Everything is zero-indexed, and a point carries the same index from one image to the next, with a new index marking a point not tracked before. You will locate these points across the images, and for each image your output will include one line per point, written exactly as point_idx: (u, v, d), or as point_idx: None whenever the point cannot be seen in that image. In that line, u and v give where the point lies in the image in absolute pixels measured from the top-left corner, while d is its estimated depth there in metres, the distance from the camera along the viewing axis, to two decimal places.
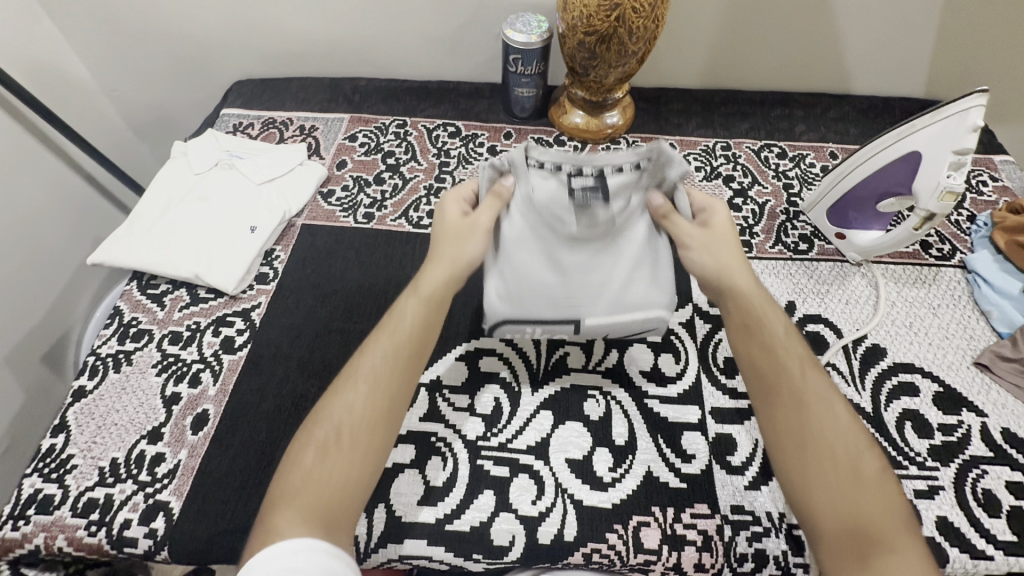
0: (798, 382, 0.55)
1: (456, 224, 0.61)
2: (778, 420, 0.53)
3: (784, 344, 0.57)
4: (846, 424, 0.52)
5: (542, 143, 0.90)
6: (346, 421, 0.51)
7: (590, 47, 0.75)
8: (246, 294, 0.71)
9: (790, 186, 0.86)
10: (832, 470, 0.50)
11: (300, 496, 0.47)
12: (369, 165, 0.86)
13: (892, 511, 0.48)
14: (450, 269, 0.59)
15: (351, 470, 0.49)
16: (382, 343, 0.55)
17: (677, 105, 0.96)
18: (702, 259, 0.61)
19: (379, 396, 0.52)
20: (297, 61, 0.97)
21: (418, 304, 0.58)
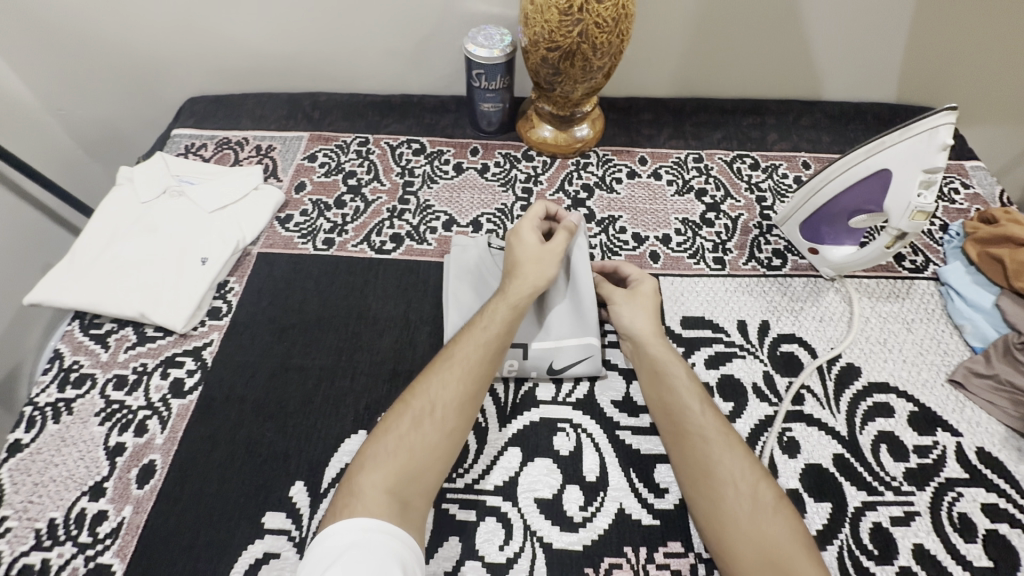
0: (695, 421, 0.56)
1: (532, 240, 0.66)
2: (685, 463, 0.55)
3: (682, 381, 0.60)
4: (741, 458, 0.54)
5: (510, 159, 0.87)
6: (439, 401, 0.55)
7: (553, 63, 0.73)
8: (197, 331, 0.67)
9: (762, 199, 0.84)
10: (735, 508, 0.51)
11: (382, 467, 0.52)
12: (329, 186, 0.82)
13: (789, 539, 0.49)
14: (539, 273, 0.64)
15: (436, 447, 0.54)
16: (473, 335, 0.60)
17: (649, 116, 0.94)
18: (618, 305, 0.65)
19: (472, 384, 0.57)
20: (252, 77, 0.93)
21: (504, 310, 0.61)
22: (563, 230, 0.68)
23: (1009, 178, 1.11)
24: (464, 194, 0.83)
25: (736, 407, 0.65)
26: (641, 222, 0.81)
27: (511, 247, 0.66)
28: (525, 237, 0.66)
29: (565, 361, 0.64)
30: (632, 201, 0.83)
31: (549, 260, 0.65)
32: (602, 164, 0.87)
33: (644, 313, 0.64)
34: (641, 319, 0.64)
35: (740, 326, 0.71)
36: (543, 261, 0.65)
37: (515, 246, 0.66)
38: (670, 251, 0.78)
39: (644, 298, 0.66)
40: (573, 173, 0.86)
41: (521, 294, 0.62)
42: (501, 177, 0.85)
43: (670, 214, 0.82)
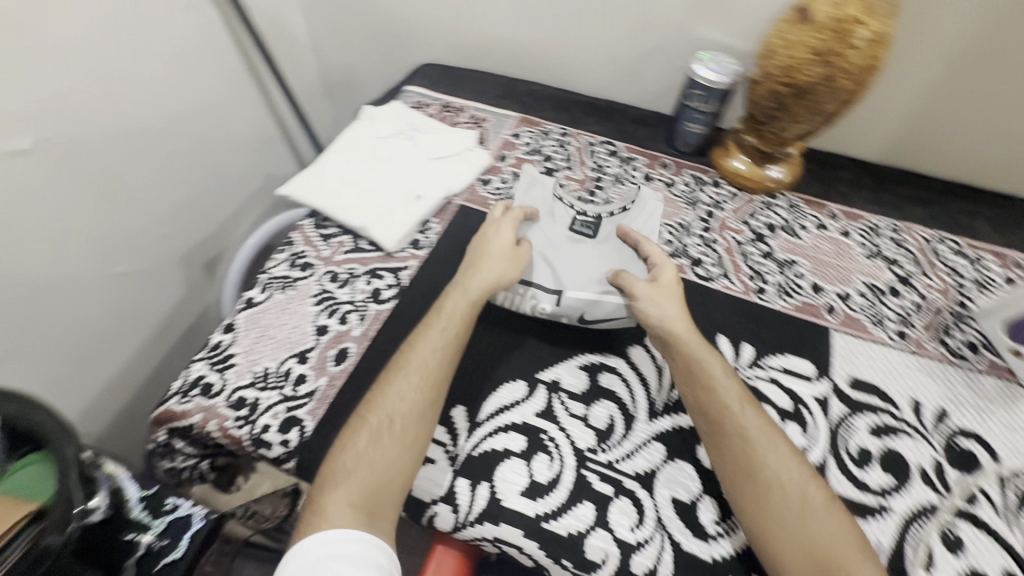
0: (736, 420, 0.58)
1: (508, 237, 0.68)
2: (728, 462, 0.56)
3: (723, 377, 0.61)
4: (790, 459, 0.56)
5: (698, 181, 0.90)
6: (395, 412, 0.56)
7: (780, 98, 0.74)
8: (400, 254, 0.76)
9: (962, 287, 0.79)
10: (787, 512, 0.54)
11: (347, 484, 0.53)
12: (528, 164, 0.90)
13: (841, 540, 0.52)
14: (505, 272, 0.65)
15: (398, 463, 0.55)
16: (429, 338, 0.61)
17: (847, 175, 0.92)
18: (641, 301, 0.65)
19: (427, 390, 0.58)
20: (481, 56, 1.04)
21: (462, 303, 0.64)
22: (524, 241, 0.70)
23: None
24: None
25: (896, 483, 0.61)
26: (822, 273, 0.79)
27: (485, 236, 0.69)
28: (500, 234, 0.69)
29: (597, 314, 0.67)
30: (815, 251, 0.82)
31: (517, 260, 0.67)
32: (789, 209, 0.87)
33: (675, 310, 0.64)
34: (669, 312, 0.64)
35: (914, 405, 0.67)
36: (508, 264, 0.66)
37: (487, 247, 0.68)
38: (848, 309, 0.76)
39: (668, 288, 0.66)
40: (758, 209, 0.86)
41: (483, 291, 0.64)
42: (687, 195, 0.87)
43: (854, 274, 0.79)
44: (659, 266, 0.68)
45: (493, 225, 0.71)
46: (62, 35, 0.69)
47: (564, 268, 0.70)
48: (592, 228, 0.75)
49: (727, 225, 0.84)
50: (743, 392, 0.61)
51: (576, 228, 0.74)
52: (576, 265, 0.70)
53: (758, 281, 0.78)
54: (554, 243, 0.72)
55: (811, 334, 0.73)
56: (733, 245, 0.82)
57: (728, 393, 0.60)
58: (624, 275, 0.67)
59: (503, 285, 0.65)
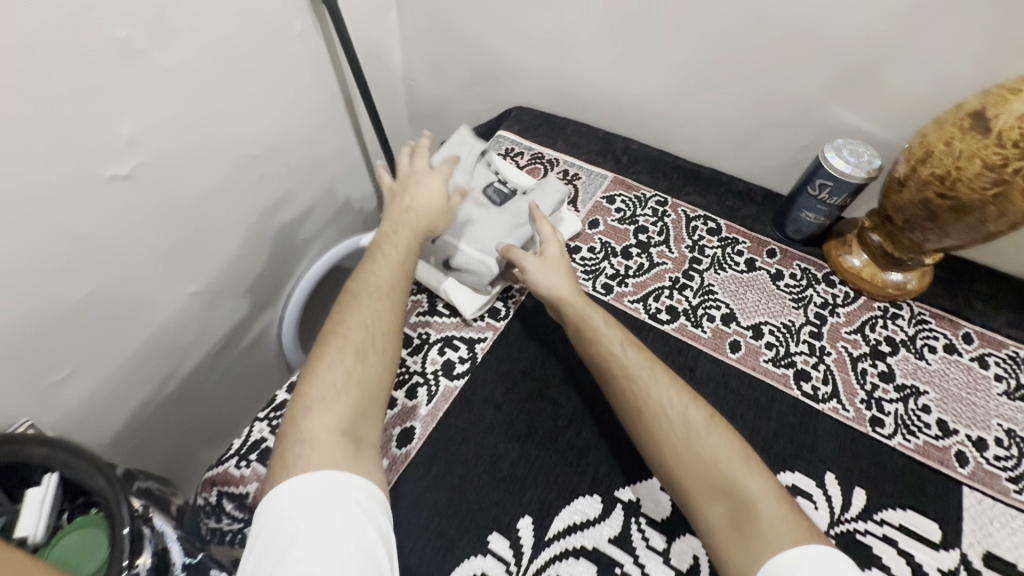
0: (619, 362, 0.60)
1: (436, 182, 0.70)
2: (626, 408, 0.58)
3: (603, 325, 0.63)
4: (673, 393, 0.57)
5: (808, 275, 0.80)
6: (370, 327, 0.59)
7: (931, 209, 0.65)
8: (476, 323, 0.71)
9: None
10: (679, 444, 0.53)
11: (335, 406, 0.52)
12: (620, 234, 0.83)
13: (733, 452, 0.52)
14: (434, 219, 0.68)
15: (377, 377, 0.56)
16: (387, 268, 0.64)
17: (986, 289, 0.80)
18: (530, 269, 0.67)
19: (392, 307, 0.61)
20: (579, 105, 0.98)
21: (410, 239, 0.66)
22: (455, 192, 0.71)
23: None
24: (751, 293, 0.78)
25: None
26: (952, 409, 0.68)
27: (416, 181, 0.70)
28: (427, 185, 0.69)
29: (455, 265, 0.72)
30: (943, 379, 0.71)
31: (440, 205, 0.69)
32: (915, 323, 0.76)
33: (563, 277, 0.67)
34: (557, 281, 0.67)
35: None
36: (436, 212, 0.68)
37: (412, 196, 0.69)
38: (984, 460, 0.65)
39: (553, 259, 0.68)
40: (877, 319, 0.76)
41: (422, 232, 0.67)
42: (795, 291, 0.78)
43: (992, 415, 0.68)
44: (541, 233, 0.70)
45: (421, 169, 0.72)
46: (176, 61, 0.68)
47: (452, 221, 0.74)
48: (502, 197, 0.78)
49: (839, 333, 0.74)
50: (625, 337, 0.63)
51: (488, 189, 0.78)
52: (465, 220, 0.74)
53: (874, 409, 0.68)
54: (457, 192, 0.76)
55: (935, 485, 0.63)
56: (846, 359, 0.72)
57: (608, 339, 0.62)
58: (513, 251, 0.69)
59: (433, 233, 0.69)
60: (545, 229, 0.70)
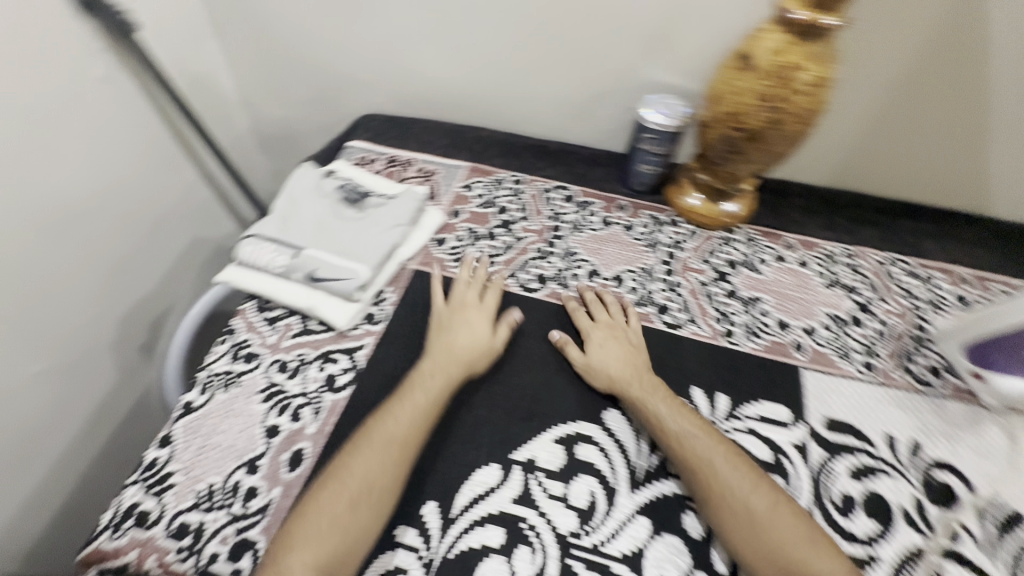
0: (688, 447, 0.60)
1: (481, 329, 0.70)
2: (695, 488, 0.59)
3: (669, 411, 0.63)
4: (732, 467, 0.59)
5: (656, 221, 0.89)
6: (373, 479, 0.56)
7: (731, 142, 0.74)
8: (353, 332, 0.71)
9: (917, 308, 0.80)
10: (745, 526, 0.56)
11: (311, 550, 0.51)
12: (482, 218, 0.87)
13: (799, 539, 0.55)
14: (469, 364, 0.66)
15: (364, 528, 0.54)
16: (401, 406, 0.61)
17: (799, 202, 0.93)
18: (590, 363, 0.68)
19: (399, 452, 0.58)
20: (423, 103, 1.00)
21: (440, 380, 0.64)
22: (505, 324, 0.72)
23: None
24: (609, 248, 0.84)
25: (881, 527, 0.60)
26: (786, 309, 0.79)
27: (463, 325, 0.69)
28: (475, 318, 0.70)
29: (324, 274, 0.70)
30: (777, 285, 0.82)
31: (484, 348, 0.68)
32: (748, 243, 0.87)
33: (615, 363, 0.68)
34: (615, 364, 0.68)
35: (887, 440, 0.67)
36: (479, 356, 0.67)
37: (459, 338, 0.68)
38: (815, 344, 0.76)
39: (601, 351, 0.69)
40: (717, 246, 0.86)
41: (457, 376, 0.65)
42: (646, 238, 0.86)
43: (817, 306, 0.80)
44: (586, 325, 0.72)
45: (470, 306, 0.72)
46: None
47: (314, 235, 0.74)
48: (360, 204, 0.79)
49: (689, 265, 0.83)
50: (696, 422, 0.63)
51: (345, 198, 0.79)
52: (327, 232, 0.74)
53: (726, 324, 0.77)
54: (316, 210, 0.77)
55: (781, 375, 0.72)
56: (697, 287, 0.81)
57: (677, 426, 0.62)
58: (568, 343, 0.71)
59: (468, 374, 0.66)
60: (584, 323, 0.73)
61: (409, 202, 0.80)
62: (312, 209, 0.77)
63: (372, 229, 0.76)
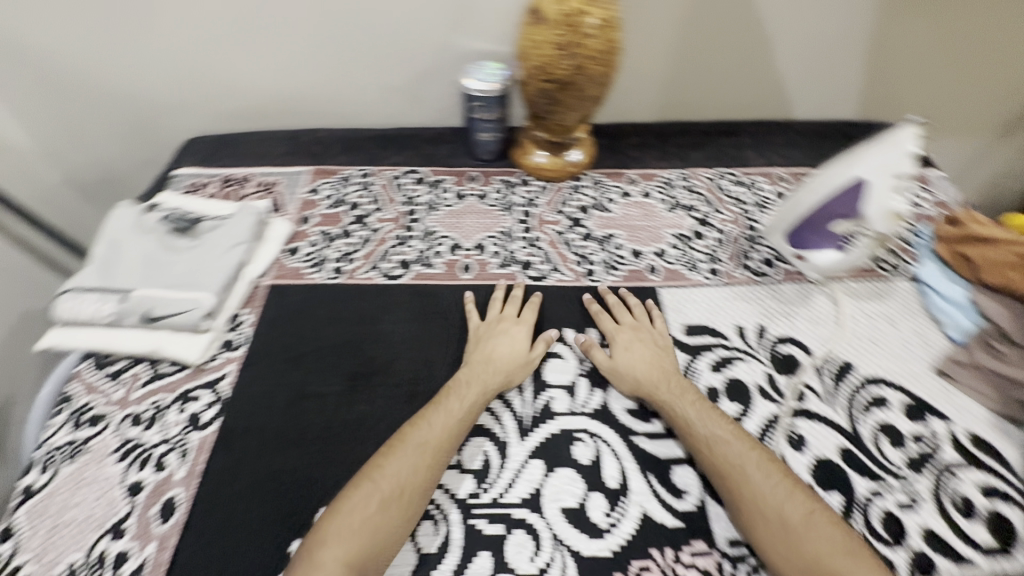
0: (712, 454, 0.59)
1: (517, 338, 0.69)
2: (722, 493, 0.58)
3: (696, 415, 0.63)
4: (764, 475, 0.57)
5: (508, 185, 0.91)
6: (407, 481, 0.56)
7: (550, 94, 0.77)
8: (211, 364, 0.67)
9: (747, 212, 0.90)
10: (774, 535, 0.54)
11: (346, 544, 0.51)
12: (334, 217, 0.84)
13: (839, 547, 0.52)
14: (508, 374, 0.66)
15: (395, 530, 0.53)
16: (442, 415, 0.61)
17: (635, 140, 0.99)
18: (614, 368, 0.68)
19: (432, 462, 0.57)
20: (250, 115, 0.95)
21: (477, 393, 0.64)
22: (543, 340, 0.71)
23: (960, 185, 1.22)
24: (467, 219, 0.86)
25: (743, 407, 0.68)
26: (638, 238, 0.85)
27: (501, 338, 0.69)
28: (516, 330, 0.70)
29: (163, 312, 0.66)
30: (626, 220, 0.87)
31: (518, 360, 0.67)
32: (596, 186, 0.92)
33: (645, 367, 0.67)
34: (642, 367, 0.67)
35: (739, 331, 0.75)
36: (519, 367, 0.67)
37: (499, 349, 0.68)
38: (666, 264, 0.82)
39: (629, 355, 0.68)
40: (568, 196, 0.90)
41: (498, 388, 0.65)
42: (501, 202, 0.89)
43: (663, 230, 0.86)
44: (609, 329, 0.72)
45: (508, 320, 0.71)
46: None
47: (145, 273, 0.68)
48: (193, 231, 0.74)
49: (545, 219, 0.87)
50: (727, 428, 0.61)
51: (175, 228, 0.74)
52: (160, 267, 0.69)
53: (586, 264, 0.81)
54: (143, 247, 0.71)
55: (641, 298, 0.78)
56: (556, 237, 0.84)
57: (701, 431, 0.61)
58: (592, 346, 0.71)
59: (507, 386, 0.67)
60: (608, 325, 0.72)
61: (247, 217, 0.76)
62: (139, 247, 0.71)
63: (211, 253, 0.72)
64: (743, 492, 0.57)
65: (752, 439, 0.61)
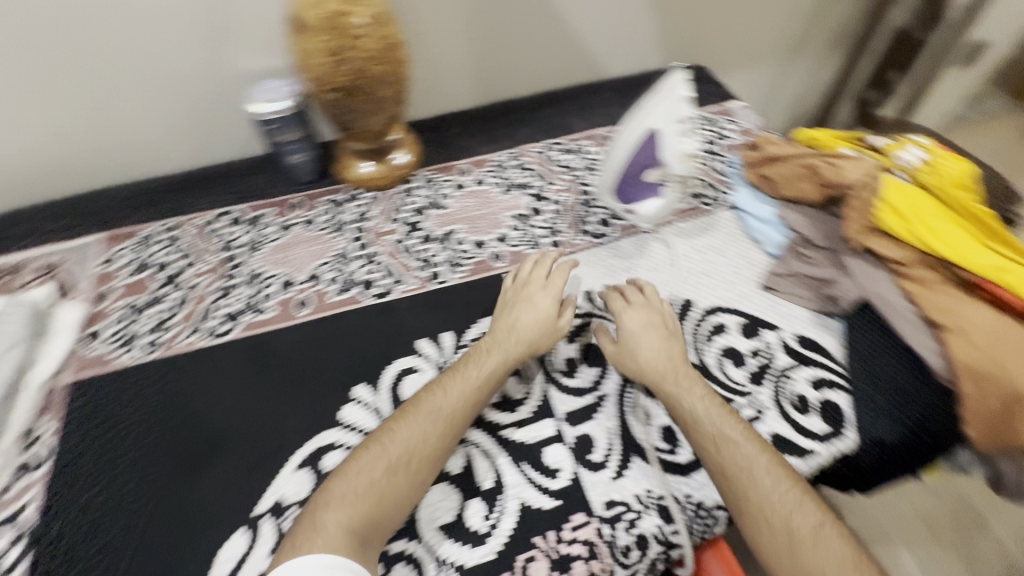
0: (717, 458, 0.58)
1: (541, 309, 0.68)
2: (726, 498, 0.57)
3: (704, 412, 0.61)
4: (774, 481, 0.56)
5: (335, 204, 0.86)
6: (417, 449, 0.57)
7: (343, 104, 0.74)
8: (7, 495, 0.57)
9: (578, 177, 0.92)
10: (782, 547, 0.53)
11: (352, 510, 0.52)
12: (139, 285, 0.75)
13: (845, 565, 0.51)
14: (532, 344, 0.66)
15: (402, 497, 0.55)
16: (460, 383, 0.62)
17: (460, 128, 0.98)
18: (620, 357, 0.67)
19: (443, 431, 0.58)
20: (12, 189, 0.81)
21: (498, 364, 0.64)
22: (568, 306, 0.71)
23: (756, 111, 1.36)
24: (296, 251, 0.80)
25: (601, 369, 0.69)
26: (478, 228, 0.84)
27: (524, 310, 0.68)
28: (540, 298, 0.69)
29: None
30: (464, 212, 0.86)
31: (544, 330, 0.67)
32: (428, 185, 0.89)
33: (649, 354, 0.66)
34: (649, 358, 0.65)
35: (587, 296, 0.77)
36: (541, 338, 0.67)
37: (519, 323, 0.67)
38: (509, 247, 0.82)
39: (634, 342, 0.67)
40: (401, 201, 0.87)
41: (520, 356, 0.65)
42: (330, 224, 0.83)
43: (502, 214, 0.86)
44: (619, 309, 0.70)
45: (536, 285, 0.71)
46: None
47: None
48: None
49: (380, 231, 0.83)
50: (737, 428, 0.59)
51: None
52: None
53: (430, 267, 0.79)
54: None
55: (490, 288, 0.77)
56: (395, 247, 0.81)
57: (706, 431, 0.59)
58: (603, 332, 0.70)
59: (533, 356, 0.67)
60: (616, 305, 0.71)
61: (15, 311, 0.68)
62: None
63: None
64: (750, 501, 0.55)
65: (762, 441, 0.59)
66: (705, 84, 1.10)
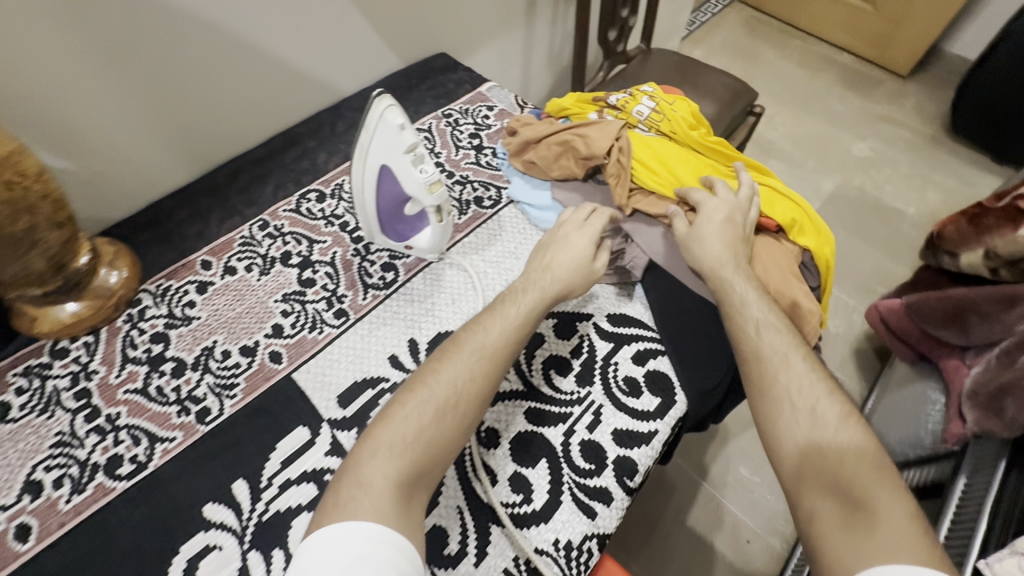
0: (754, 344, 0.59)
1: (580, 244, 0.67)
2: (750, 382, 0.58)
3: (757, 302, 0.61)
4: (807, 370, 0.56)
5: (34, 372, 0.65)
6: (464, 389, 0.54)
7: None
8: None
9: (344, 224, 0.80)
10: (801, 429, 0.53)
11: (400, 458, 0.49)
12: None
13: (861, 449, 0.51)
14: (572, 280, 0.65)
15: (449, 443, 0.52)
16: (497, 323, 0.59)
17: (185, 212, 0.80)
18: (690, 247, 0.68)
19: (483, 376, 0.55)
20: None
21: (537, 301, 0.62)
22: (603, 250, 0.69)
23: (512, 84, 1.35)
24: None
25: None
26: (240, 332, 0.69)
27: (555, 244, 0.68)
28: (577, 239, 0.67)
29: None
30: (217, 318, 0.70)
31: (584, 266, 0.66)
32: (161, 298, 0.71)
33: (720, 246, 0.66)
34: (715, 250, 0.65)
35: (393, 362, 0.68)
36: (585, 275, 0.66)
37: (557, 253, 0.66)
38: (287, 340, 0.69)
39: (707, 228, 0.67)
40: (130, 333, 0.68)
41: (556, 294, 0.63)
42: (35, 404, 0.63)
43: (267, 302, 0.72)
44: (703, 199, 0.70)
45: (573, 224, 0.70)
46: None
47: None
48: None
49: (112, 385, 0.64)
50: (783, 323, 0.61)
51: None
52: None
53: (193, 406, 0.63)
54: None
55: (277, 401, 0.64)
56: (138, 399, 0.63)
57: (751, 316, 0.60)
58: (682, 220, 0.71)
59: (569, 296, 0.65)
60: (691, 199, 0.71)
61: None
62: None
63: None
64: (778, 385, 0.56)
65: (801, 341, 0.60)
66: (454, 72, 1.03)
